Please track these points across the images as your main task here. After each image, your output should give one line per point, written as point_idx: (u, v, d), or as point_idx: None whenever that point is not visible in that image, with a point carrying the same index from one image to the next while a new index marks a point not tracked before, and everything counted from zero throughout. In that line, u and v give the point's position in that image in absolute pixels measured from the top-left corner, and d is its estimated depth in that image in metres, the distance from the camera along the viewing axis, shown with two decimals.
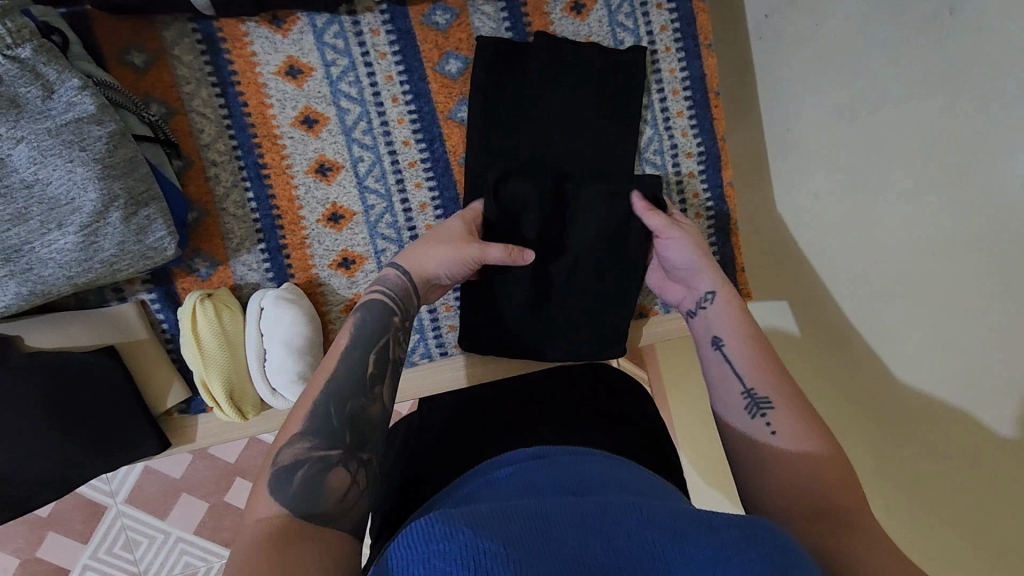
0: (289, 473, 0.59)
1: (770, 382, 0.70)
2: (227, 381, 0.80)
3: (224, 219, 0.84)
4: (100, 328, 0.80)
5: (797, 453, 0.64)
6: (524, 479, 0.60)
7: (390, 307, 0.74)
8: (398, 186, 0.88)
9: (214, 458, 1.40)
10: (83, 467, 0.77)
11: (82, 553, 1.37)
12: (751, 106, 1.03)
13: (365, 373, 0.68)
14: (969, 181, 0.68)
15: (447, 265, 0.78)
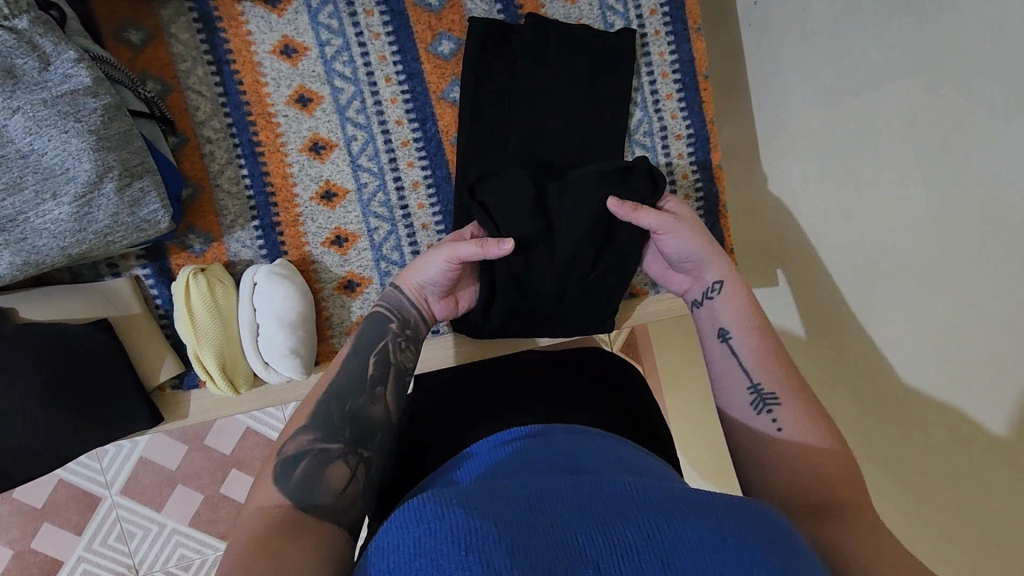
0: (291, 464, 0.62)
1: (776, 376, 0.71)
2: (219, 355, 0.80)
3: (218, 196, 0.85)
4: (94, 302, 0.80)
5: (802, 445, 0.66)
6: (522, 460, 0.60)
7: (384, 316, 0.77)
8: (391, 165, 0.89)
9: (209, 449, 1.41)
10: (78, 441, 0.78)
11: (77, 545, 1.37)
12: (740, 91, 1.05)
13: (366, 375, 0.71)
14: (951, 156, 0.70)
15: (424, 272, 0.77)
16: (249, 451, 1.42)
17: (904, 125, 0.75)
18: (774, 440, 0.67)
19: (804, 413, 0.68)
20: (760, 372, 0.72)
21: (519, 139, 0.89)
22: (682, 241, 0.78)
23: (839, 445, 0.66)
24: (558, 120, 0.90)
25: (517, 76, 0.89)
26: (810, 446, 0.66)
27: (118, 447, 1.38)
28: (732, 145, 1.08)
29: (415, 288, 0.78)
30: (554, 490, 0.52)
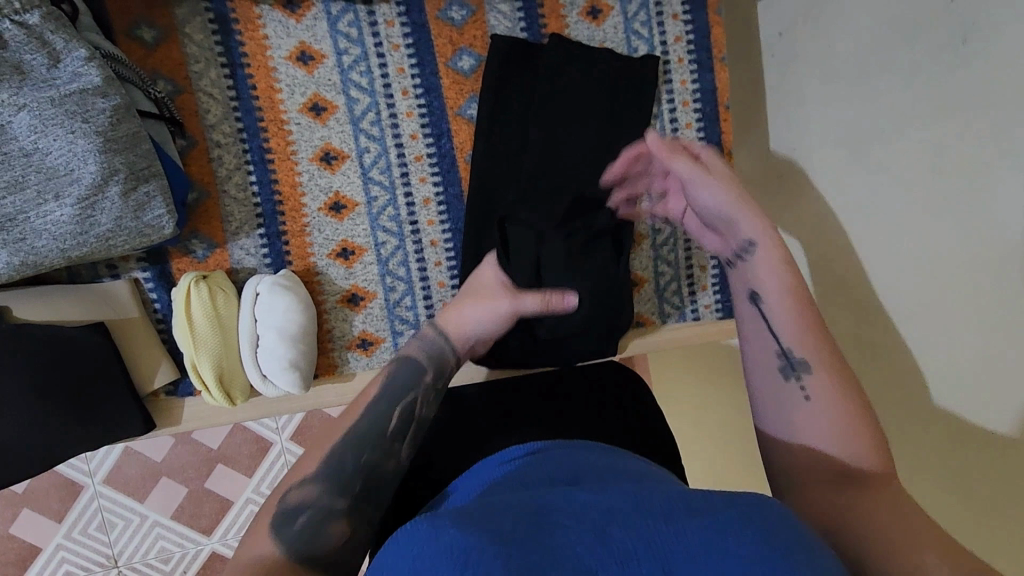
0: (290, 517, 0.59)
1: (811, 348, 0.65)
2: (217, 365, 0.79)
3: (224, 202, 0.83)
4: (91, 304, 0.78)
5: (823, 414, 0.62)
6: (520, 475, 0.57)
7: (422, 365, 0.70)
8: (403, 180, 0.87)
9: (197, 443, 1.38)
10: (65, 446, 0.76)
11: (55, 534, 1.35)
12: (760, 122, 1.04)
13: (387, 431, 0.65)
14: (974, 212, 0.69)
15: (482, 321, 0.75)
16: (236, 448, 1.40)
17: (926, 172, 0.74)
18: (800, 407, 0.63)
19: (828, 376, 0.64)
20: (791, 334, 0.66)
21: (535, 161, 0.88)
22: (710, 194, 0.74)
23: (856, 409, 0.62)
24: (578, 143, 0.89)
25: (537, 97, 0.87)
26: (830, 408, 0.62)
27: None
28: (748, 174, 1.07)
29: (459, 336, 0.74)
30: (547, 502, 0.49)
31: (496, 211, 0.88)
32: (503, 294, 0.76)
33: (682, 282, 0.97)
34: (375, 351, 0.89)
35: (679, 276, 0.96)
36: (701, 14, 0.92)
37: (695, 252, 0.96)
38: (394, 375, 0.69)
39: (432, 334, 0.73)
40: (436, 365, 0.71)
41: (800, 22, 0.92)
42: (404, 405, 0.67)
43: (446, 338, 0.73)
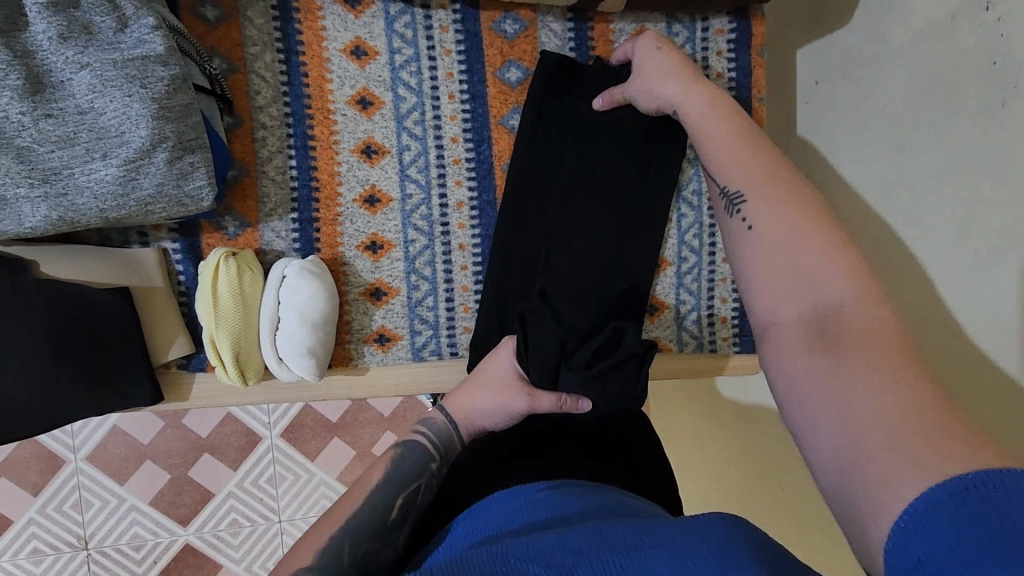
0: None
1: (746, 179, 0.70)
2: (236, 344, 0.78)
3: (262, 182, 0.84)
4: (118, 268, 0.78)
5: (772, 240, 0.64)
6: (513, 515, 0.60)
7: (427, 451, 0.72)
8: (439, 181, 0.88)
9: (185, 429, 1.39)
10: (68, 408, 0.75)
11: (28, 507, 1.33)
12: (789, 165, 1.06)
13: (388, 520, 0.65)
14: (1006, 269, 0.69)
15: (493, 417, 0.77)
16: (225, 439, 1.40)
17: (956, 231, 0.75)
18: (746, 235, 0.67)
19: (771, 200, 0.67)
20: (729, 169, 0.71)
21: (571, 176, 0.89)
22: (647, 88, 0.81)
23: (810, 232, 0.62)
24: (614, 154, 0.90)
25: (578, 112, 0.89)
26: (774, 233, 0.64)
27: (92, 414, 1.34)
28: None
29: (468, 423, 0.77)
30: (516, 552, 0.50)
31: (526, 217, 0.89)
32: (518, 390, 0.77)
33: (702, 312, 0.97)
34: (391, 348, 0.89)
35: (700, 306, 0.97)
36: (745, 54, 0.94)
37: (717, 285, 0.96)
38: (401, 463, 0.70)
39: (443, 428, 0.75)
40: (441, 450, 0.74)
41: (839, 72, 0.94)
42: (406, 493, 0.68)
43: (456, 425, 0.76)
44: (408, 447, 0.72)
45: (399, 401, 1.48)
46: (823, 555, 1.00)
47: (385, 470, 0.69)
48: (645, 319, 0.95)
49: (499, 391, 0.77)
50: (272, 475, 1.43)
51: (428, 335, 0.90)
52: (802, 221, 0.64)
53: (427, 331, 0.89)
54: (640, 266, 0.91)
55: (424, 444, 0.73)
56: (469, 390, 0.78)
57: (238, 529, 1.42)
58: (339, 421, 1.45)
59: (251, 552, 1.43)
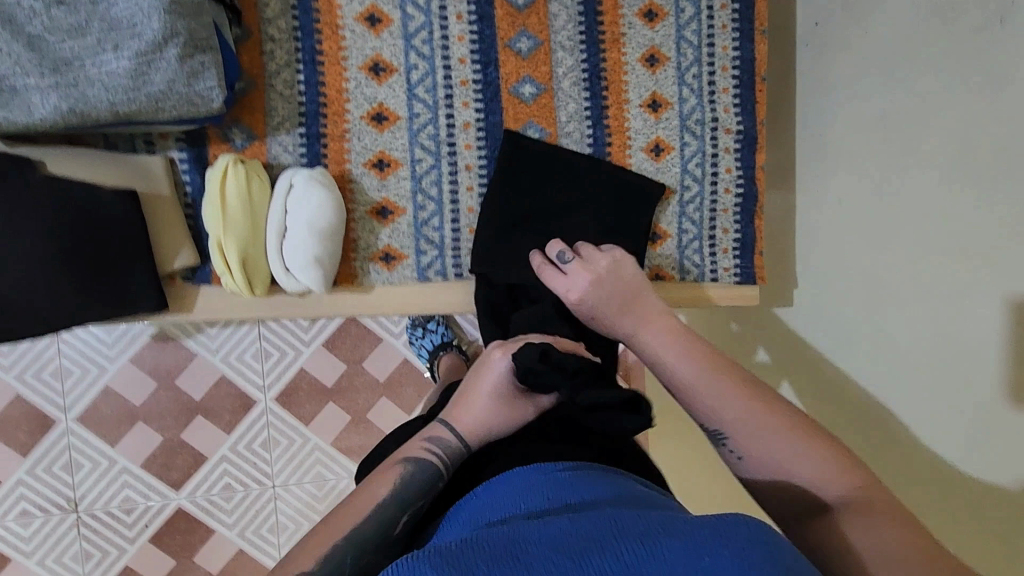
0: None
1: (733, 406, 0.67)
2: (242, 251, 0.78)
3: (270, 96, 0.84)
4: (125, 171, 0.78)
5: (761, 447, 0.64)
6: (522, 499, 0.58)
7: (435, 467, 0.69)
8: (446, 101, 0.89)
9: (179, 391, 1.38)
10: (72, 307, 0.75)
11: (19, 467, 1.33)
12: (787, 114, 1.07)
13: (392, 531, 0.64)
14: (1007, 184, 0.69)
15: (499, 430, 0.74)
16: (218, 403, 1.39)
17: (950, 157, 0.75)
18: (739, 467, 0.66)
19: (740, 420, 0.66)
20: (701, 401, 0.68)
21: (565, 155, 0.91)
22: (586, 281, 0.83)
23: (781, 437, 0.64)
24: (579, 169, 0.93)
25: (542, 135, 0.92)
26: (763, 450, 0.64)
27: (84, 373, 1.34)
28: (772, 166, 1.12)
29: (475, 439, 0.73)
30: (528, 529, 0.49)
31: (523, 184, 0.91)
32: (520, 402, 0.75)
33: (704, 241, 0.98)
34: (396, 266, 0.89)
35: (701, 235, 0.98)
36: None
37: (719, 214, 0.98)
38: (409, 480, 0.68)
39: (452, 448, 0.71)
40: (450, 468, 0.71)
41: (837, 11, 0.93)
42: (411, 510, 0.66)
43: (464, 443, 0.72)
44: (418, 464, 0.69)
45: (396, 365, 1.47)
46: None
47: (391, 484, 0.67)
48: (648, 245, 0.97)
49: (503, 406, 0.75)
50: (266, 439, 1.42)
51: (433, 255, 0.91)
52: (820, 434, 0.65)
53: (432, 249, 0.90)
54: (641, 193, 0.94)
55: (433, 463, 0.69)
56: (467, 407, 0.75)
57: (231, 493, 1.41)
58: (334, 386, 1.44)
59: (244, 516, 1.42)
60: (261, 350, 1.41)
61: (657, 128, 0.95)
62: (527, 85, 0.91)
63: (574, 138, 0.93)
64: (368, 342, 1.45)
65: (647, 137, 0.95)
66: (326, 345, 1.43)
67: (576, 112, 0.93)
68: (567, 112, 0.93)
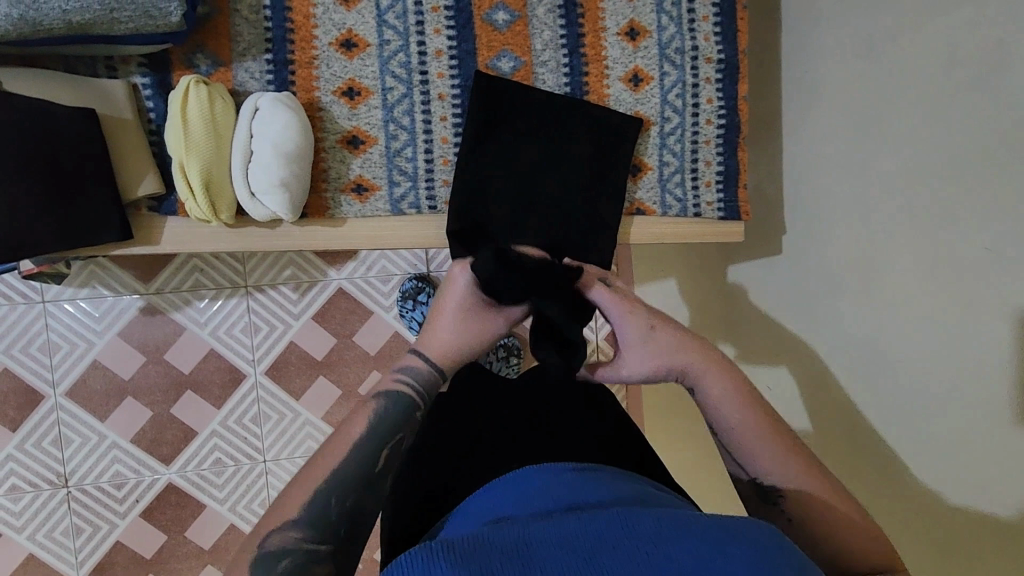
0: (274, 559, 0.59)
1: (748, 440, 0.71)
2: (206, 170, 0.76)
3: (235, 20, 0.82)
4: (85, 93, 0.76)
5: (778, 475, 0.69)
6: (532, 499, 0.59)
7: (410, 396, 0.73)
8: (417, 28, 0.87)
9: (168, 364, 1.36)
10: (36, 233, 0.72)
11: (7, 443, 1.30)
12: (770, 60, 1.06)
13: (375, 465, 0.67)
14: (1003, 89, 0.69)
15: (470, 349, 0.78)
16: (208, 376, 1.38)
17: (950, 69, 0.75)
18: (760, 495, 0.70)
19: (804, 496, 0.68)
20: (760, 460, 0.70)
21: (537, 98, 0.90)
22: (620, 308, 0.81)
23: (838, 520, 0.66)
24: (541, 117, 0.91)
25: (508, 77, 0.90)
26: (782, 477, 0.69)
27: (72, 346, 1.32)
28: (758, 116, 1.11)
29: (445, 361, 0.77)
30: (541, 536, 0.49)
31: (499, 123, 0.89)
32: (489, 317, 0.78)
33: (686, 174, 0.96)
34: (369, 199, 0.87)
35: (683, 167, 0.96)
36: None
37: (701, 146, 0.96)
38: (386, 413, 0.71)
39: (424, 373, 0.75)
40: (425, 393, 0.75)
41: None
42: (391, 443, 0.69)
43: (437, 368, 0.76)
44: (392, 395, 0.73)
45: (387, 338, 1.45)
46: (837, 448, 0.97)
47: (368, 422, 0.69)
48: (629, 179, 0.95)
49: (470, 325, 0.77)
50: (256, 414, 1.40)
51: (407, 187, 0.89)
52: (871, 520, 0.67)
53: (405, 180, 0.88)
54: (617, 125, 0.92)
55: (407, 391, 0.73)
56: (432, 329, 0.78)
57: (222, 468, 1.39)
58: (324, 359, 1.43)
59: (235, 491, 1.40)
60: (251, 323, 1.39)
61: (635, 58, 0.93)
62: (501, 12, 0.89)
63: (550, 67, 0.91)
64: (358, 315, 1.43)
65: (626, 67, 0.93)
66: (315, 318, 1.42)
67: (552, 41, 0.91)
68: (542, 40, 0.90)
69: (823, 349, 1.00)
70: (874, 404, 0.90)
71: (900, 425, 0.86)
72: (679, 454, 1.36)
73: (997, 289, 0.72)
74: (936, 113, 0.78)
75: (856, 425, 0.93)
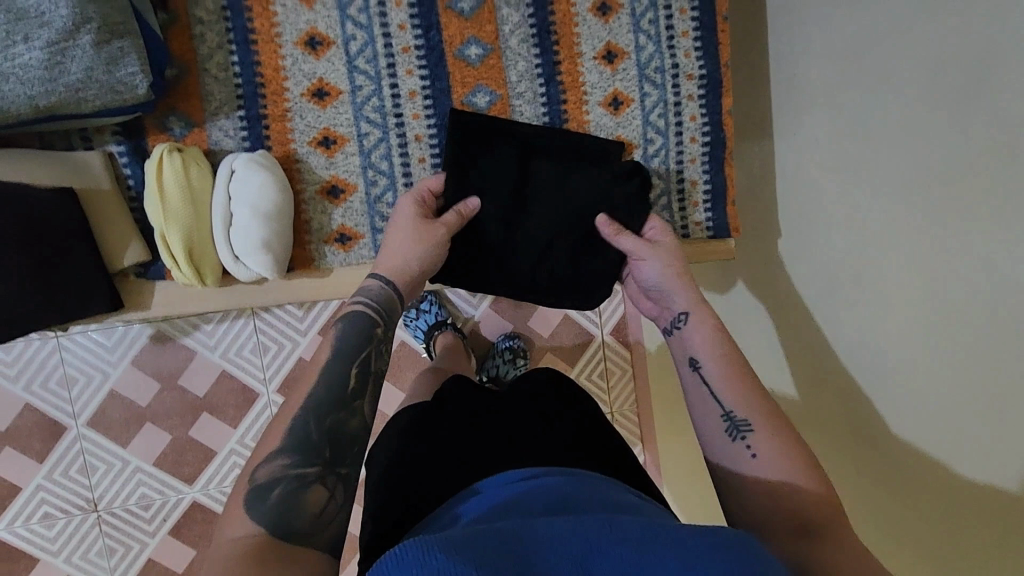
0: (265, 491, 0.58)
1: (750, 405, 0.70)
2: (187, 239, 0.76)
3: (204, 80, 0.81)
4: (62, 169, 0.76)
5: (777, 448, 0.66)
6: (516, 505, 0.58)
7: (366, 313, 0.73)
8: (389, 71, 0.85)
9: (183, 390, 1.29)
10: (28, 310, 0.74)
11: (36, 473, 1.26)
12: (760, 61, 1.01)
13: (347, 388, 0.67)
14: (976, 101, 0.64)
15: (421, 251, 0.80)
16: (222, 398, 1.31)
17: (926, 75, 0.70)
18: (750, 466, 0.66)
19: (789, 471, 0.64)
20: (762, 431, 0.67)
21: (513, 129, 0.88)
22: (653, 267, 0.84)
23: (815, 477, 0.63)
24: (528, 150, 0.88)
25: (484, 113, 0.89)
26: (775, 455, 0.65)
27: (89, 376, 1.26)
28: (750, 118, 1.06)
29: (395, 268, 0.78)
30: (548, 534, 0.48)
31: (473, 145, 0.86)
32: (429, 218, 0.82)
33: (673, 196, 0.95)
34: (353, 247, 0.87)
35: (669, 189, 0.94)
36: None
37: (687, 165, 0.94)
38: (347, 334, 0.71)
39: (384, 290, 0.76)
40: (383, 312, 0.74)
41: None
42: (359, 362, 0.69)
43: (391, 283, 0.77)
44: (350, 317, 0.72)
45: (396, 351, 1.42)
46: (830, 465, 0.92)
47: (332, 349, 0.69)
48: None
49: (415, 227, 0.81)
50: None
51: None
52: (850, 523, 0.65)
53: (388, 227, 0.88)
54: (597, 152, 0.90)
55: (363, 307, 0.73)
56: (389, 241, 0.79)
57: None
58: None
59: None
60: (259, 343, 1.32)
61: (615, 81, 0.91)
62: (473, 46, 0.87)
63: (527, 98, 0.89)
64: None
65: (605, 91, 0.91)
66: None
67: (527, 71, 0.89)
68: (517, 71, 0.89)
69: (812, 357, 0.94)
70: (862, 425, 0.85)
71: (870, 443, 0.83)
72: (692, 456, 1.31)
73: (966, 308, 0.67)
74: (911, 121, 0.73)
75: (847, 441, 0.88)
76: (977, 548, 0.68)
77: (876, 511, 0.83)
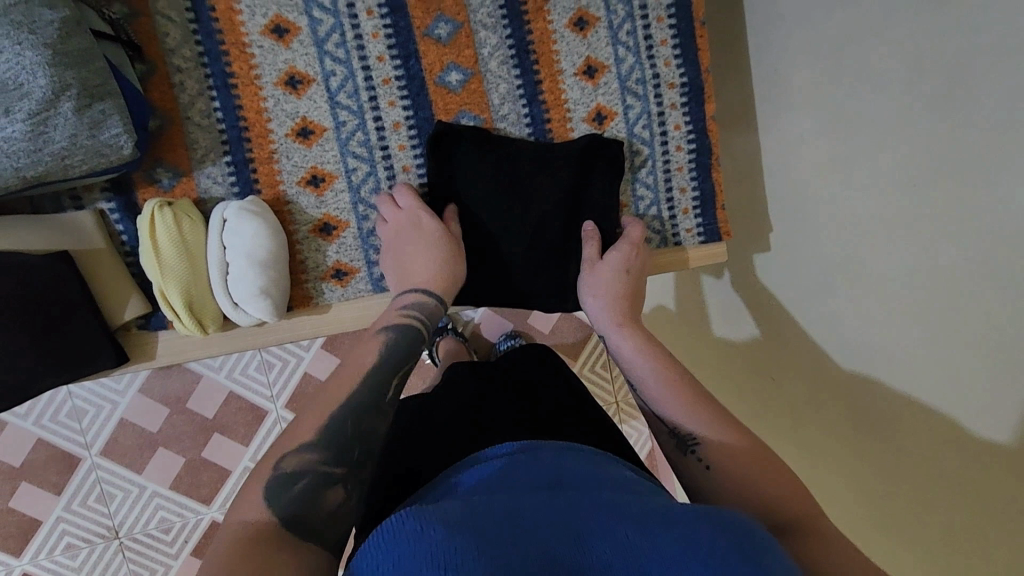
0: (290, 480, 0.58)
1: (698, 418, 0.71)
2: (186, 293, 0.77)
3: (189, 129, 0.81)
4: (55, 233, 0.76)
5: (729, 455, 0.67)
6: (508, 475, 0.56)
7: (415, 323, 0.76)
8: (371, 104, 0.85)
9: (192, 413, 1.28)
10: (37, 375, 0.74)
11: (55, 505, 1.25)
12: (735, 56, 1.00)
13: (384, 396, 0.67)
14: (956, 107, 0.65)
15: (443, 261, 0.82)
16: (232, 418, 1.29)
17: (906, 79, 0.70)
18: (706, 478, 0.67)
19: (743, 474, 0.65)
20: (705, 441, 0.68)
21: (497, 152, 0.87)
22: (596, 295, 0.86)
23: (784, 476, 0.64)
24: (512, 166, 0.88)
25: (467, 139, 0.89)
26: (733, 464, 0.66)
27: (98, 408, 1.24)
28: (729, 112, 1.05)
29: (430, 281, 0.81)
30: (541, 514, 0.47)
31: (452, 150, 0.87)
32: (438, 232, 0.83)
33: (662, 205, 0.95)
34: (350, 281, 0.88)
35: (659, 199, 0.95)
36: None
37: (674, 174, 0.94)
38: (394, 342, 0.72)
39: (425, 304, 0.79)
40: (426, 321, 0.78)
41: None
42: (400, 374, 0.71)
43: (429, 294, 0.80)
44: (399, 328, 0.74)
45: None
46: (825, 461, 0.92)
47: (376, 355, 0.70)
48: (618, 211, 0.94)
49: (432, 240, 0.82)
50: None
51: None
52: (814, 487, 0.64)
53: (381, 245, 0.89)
54: (584, 167, 0.90)
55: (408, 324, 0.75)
56: (419, 251, 0.81)
57: None
58: None
59: None
60: (264, 361, 1.29)
61: (596, 96, 0.91)
62: (453, 73, 0.87)
63: (511, 120, 0.89)
64: None
65: (588, 107, 0.91)
66: (324, 346, 1.31)
67: (509, 93, 0.89)
68: (499, 94, 0.89)
69: (799, 346, 0.95)
70: (857, 420, 0.85)
71: (862, 430, 0.84)
72: None
73: (952, 308, 0.68)
74: (891, 123, 0.73)
75: (840, 434, 0.88)
76: (962, 534, 0.71)
77: (874, 501, 0.84)
